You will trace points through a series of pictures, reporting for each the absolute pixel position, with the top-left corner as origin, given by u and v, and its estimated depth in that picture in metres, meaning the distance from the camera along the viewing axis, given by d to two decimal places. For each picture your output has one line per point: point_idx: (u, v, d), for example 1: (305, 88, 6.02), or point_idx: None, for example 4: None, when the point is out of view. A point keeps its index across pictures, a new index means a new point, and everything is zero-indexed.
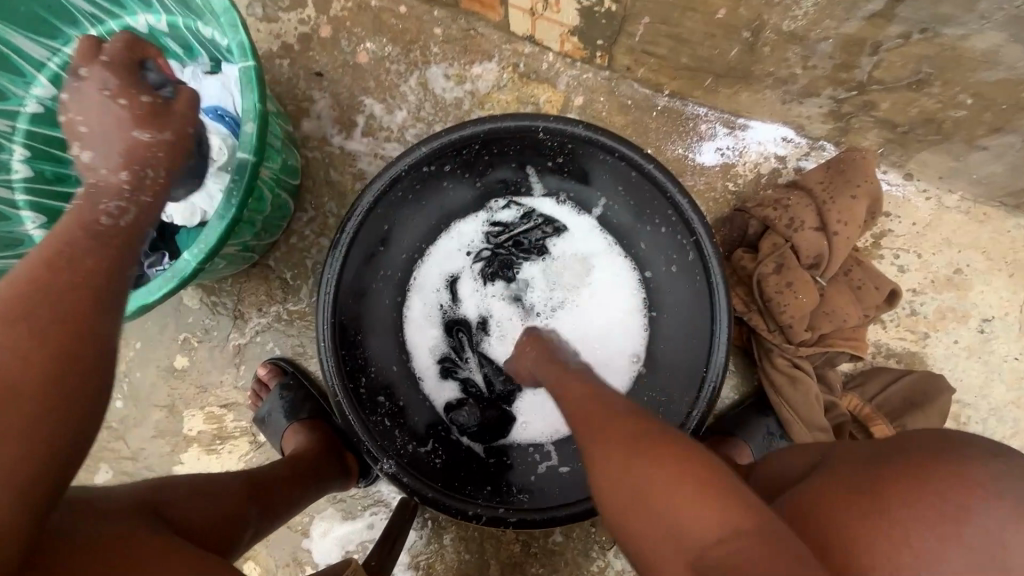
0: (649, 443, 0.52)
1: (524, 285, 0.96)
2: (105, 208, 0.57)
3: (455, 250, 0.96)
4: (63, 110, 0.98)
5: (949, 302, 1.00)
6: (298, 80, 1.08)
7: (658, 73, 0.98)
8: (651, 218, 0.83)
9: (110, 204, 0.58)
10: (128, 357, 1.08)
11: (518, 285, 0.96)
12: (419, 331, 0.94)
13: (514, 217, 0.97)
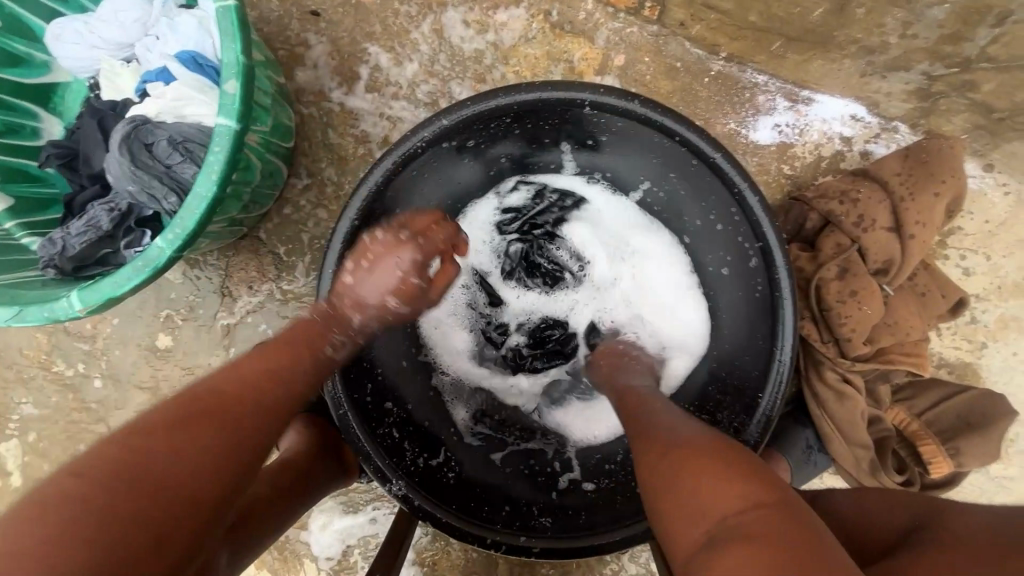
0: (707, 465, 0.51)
1: (557, 266, 0.86)
2: (331, 339, 0.63)
3: (471, 238, 0.84)
4: (11, 46, 0.84)
5: (1014, 311, 0.90)
6: (289, 20, 0.91)
7: (718, 31, 0.83)
8: (708, 205, 0.71)
9: (335, 337, 0.63)
10: (105, 333, 0.98)
11: (549, 268, 0.86)
12: (437, 330, 0.83)
13: (524, 198, 0.84)
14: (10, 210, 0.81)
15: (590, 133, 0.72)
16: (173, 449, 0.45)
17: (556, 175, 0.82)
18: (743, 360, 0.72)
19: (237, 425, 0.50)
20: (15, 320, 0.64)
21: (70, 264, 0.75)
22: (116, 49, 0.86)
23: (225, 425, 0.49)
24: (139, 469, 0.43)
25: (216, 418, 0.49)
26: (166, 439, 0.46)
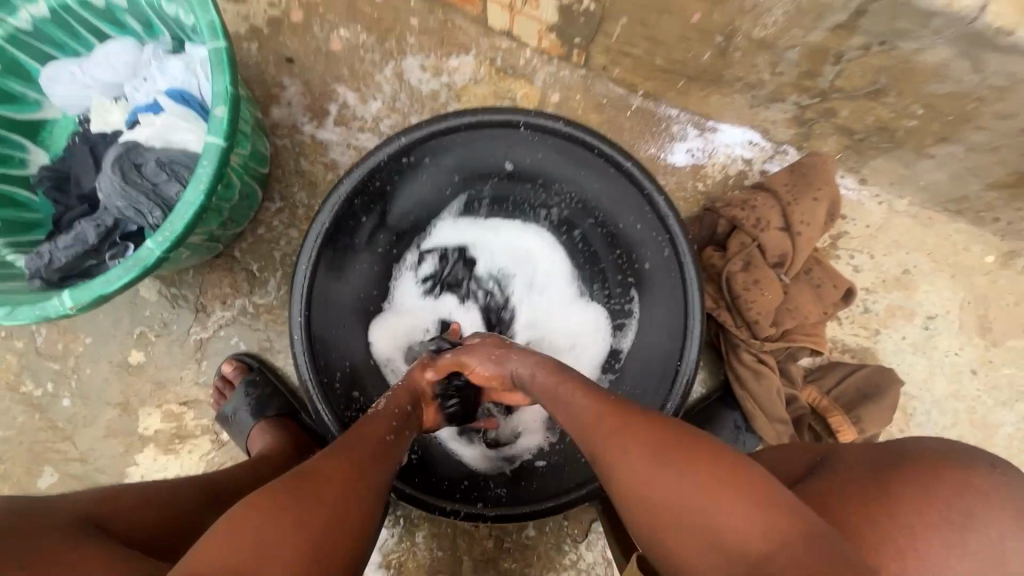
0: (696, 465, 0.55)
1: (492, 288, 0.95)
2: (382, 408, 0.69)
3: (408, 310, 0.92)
4: (6, 84, 0.92)
5: (897, 301, 1.06)
6: (266, 65, 1.04)
7: (634, 74, 1.00)
8: (624, 209, 0.85)
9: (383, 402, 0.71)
10: (77, 352, 1.02)
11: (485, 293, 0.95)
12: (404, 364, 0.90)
13: (433, 265, 0.94)
14: None
15: (519, 157, 0.85)
16: (320, 486, 0.53)
17: (476, 212, 0.93)
18: (666, 339, 0.84)
19: (369, 470, 0.58)
20: (7, 318, 0.70)
21: (56, 275, 0.82)
22: (106, 88, 0.96)
23: (361, 471, 0.57)
24: (311, 504, 0.51)
25: (354, 465, 0.57)
26: (325, 478, 0.54)
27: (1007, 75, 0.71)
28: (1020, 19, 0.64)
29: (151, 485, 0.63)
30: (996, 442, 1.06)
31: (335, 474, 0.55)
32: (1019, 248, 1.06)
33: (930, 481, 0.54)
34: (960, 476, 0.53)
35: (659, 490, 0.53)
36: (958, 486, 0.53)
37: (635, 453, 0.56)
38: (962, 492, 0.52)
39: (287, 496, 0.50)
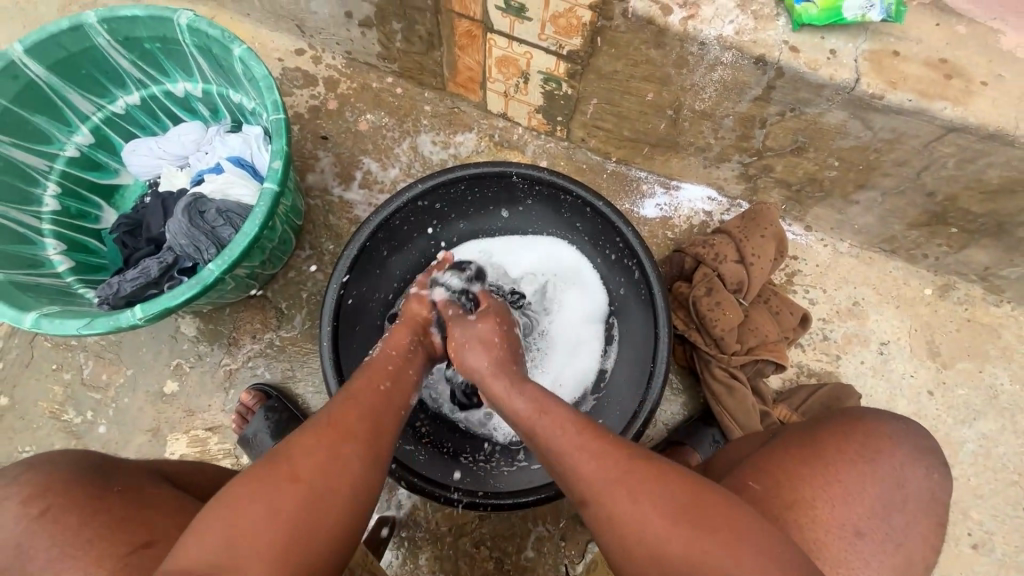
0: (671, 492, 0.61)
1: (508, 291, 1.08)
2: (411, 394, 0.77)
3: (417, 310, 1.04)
4: (96, 156, 1.13)
5: (853, 329, 1.19)
6: (305, 142, 1.27)
7: (607, 144, 1.22)
8: (604, 245, 1.02)
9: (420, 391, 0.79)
10: (117, 382, 1.13)
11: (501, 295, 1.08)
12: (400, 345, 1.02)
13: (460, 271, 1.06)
14: (73, 269, 1.05)
15: (517, 201, 1.05)
16: (291, 451, 0.61)
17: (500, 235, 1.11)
18: (637, 356, 0.98)
19: (351, 424, 0.65)
20: (87, 328, 0.85)
21: (121, 301, 0.98)
22: (174, 160, 1.14)
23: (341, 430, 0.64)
24: (282, 470, 0.59)
25: (333, 426, 0.64)
26: (295, 445, 0.62)
27: (891, 130, 0.92)
28: (885, 87, 0.86)
29: (196, 464, 0.86)
30: (961, 459, 1.14)
31: (309, 437, 0.62)
32: (953, 281, 1.21)
33: (856, 429, 0.73)
34: (880, 435, 0.73)
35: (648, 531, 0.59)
36: (880, 442, 0.72)
37: (618, 473, 0.63)
38: (884, 444, 0.72)
39: (263, 467, 0.60)
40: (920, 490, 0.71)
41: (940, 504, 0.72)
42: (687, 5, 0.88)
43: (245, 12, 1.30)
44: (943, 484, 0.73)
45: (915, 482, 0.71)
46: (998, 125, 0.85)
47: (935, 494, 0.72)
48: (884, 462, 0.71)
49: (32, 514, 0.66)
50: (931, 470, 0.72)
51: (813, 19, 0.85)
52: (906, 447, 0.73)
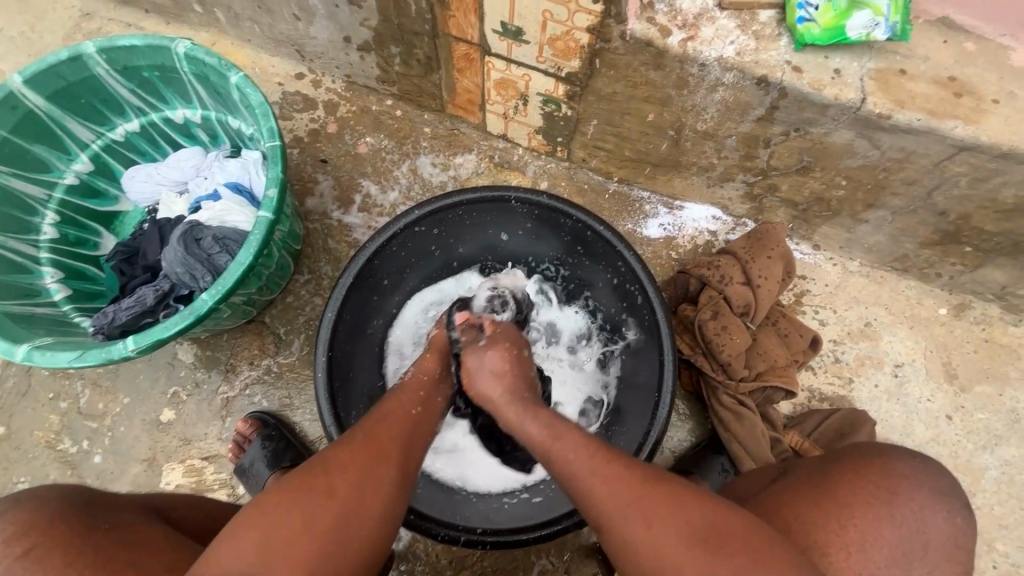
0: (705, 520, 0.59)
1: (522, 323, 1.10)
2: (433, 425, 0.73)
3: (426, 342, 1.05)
4: (95, 183, 1.13)
5: (865, 351, 1.15)
6: (305, 166, 1.26)
7: (608, 164, 1.20)
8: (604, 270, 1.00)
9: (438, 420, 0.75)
10: (114, 411, 1.12)
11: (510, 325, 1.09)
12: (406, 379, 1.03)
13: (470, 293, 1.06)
14: (69, 297, 1.05)
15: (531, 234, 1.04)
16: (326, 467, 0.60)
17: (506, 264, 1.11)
18: (636, 402, 0.95)
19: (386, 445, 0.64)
20: (77, 360, 0.84)
21: (116, 331, 0.97)
22: (173, 186, 1.13)
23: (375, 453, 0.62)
24: (318, 485, 0.58)
25: (365, 445, 0.63)
26: (334, 461, 0.60)
27: (900, 149, 0.89)
28: (893, 106, 0.83)
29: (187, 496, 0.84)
30: (984, 487, 1.09)
31: (346, 454, 0.61)
32: (968, 300, 1.17)
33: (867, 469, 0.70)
34: (900, 476, 0.69)
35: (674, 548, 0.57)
36: (899, 484, 0.69)
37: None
38: (903, 487, 0.68)
39: (299, 477, 0.59)
40: (942, 536, 0.67)
41: (963, 552, 0.67)
42: (687, 27, 0.86)
43: (246, 38, 1.31)
44: (968, 528, 0.68)
45: (936, 526, 0.67)
46: (1012, 144, 0.82)
47: (957, 540, 0.67)
48: (901, 506, 0.67)
49: (14, 555, 0.63)
50: (954, 515, 0.68)
51: (816, 39, 0.83)
52: (929, 487, 0.69)
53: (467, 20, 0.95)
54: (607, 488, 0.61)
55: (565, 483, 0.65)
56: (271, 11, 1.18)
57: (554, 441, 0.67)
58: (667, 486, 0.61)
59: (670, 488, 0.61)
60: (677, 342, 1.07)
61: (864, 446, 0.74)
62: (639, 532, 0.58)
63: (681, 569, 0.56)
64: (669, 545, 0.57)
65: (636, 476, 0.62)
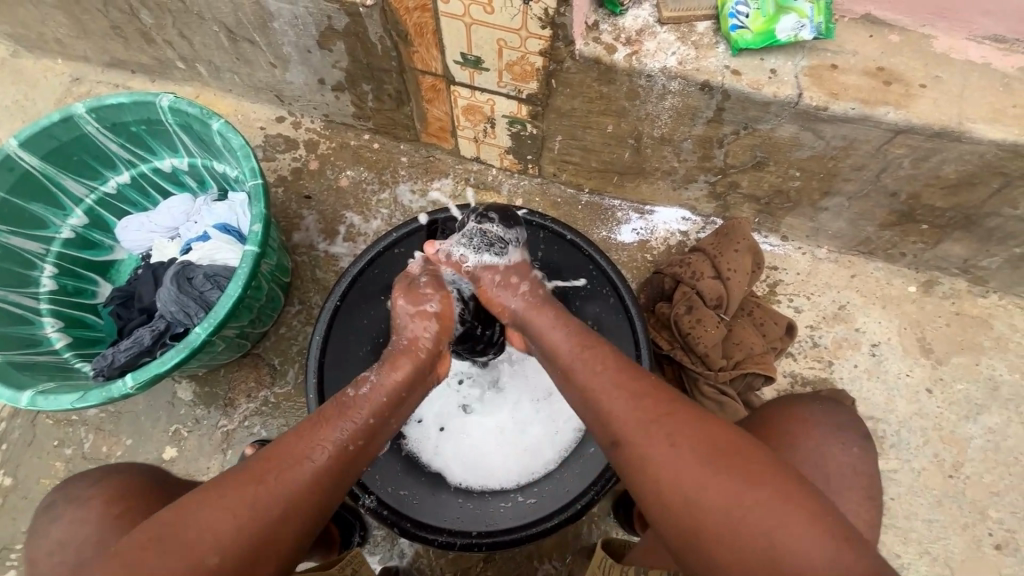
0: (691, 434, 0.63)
1: None
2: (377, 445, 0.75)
3: None
4: (90, 235, 1.18)
5: (842, 333, 1.19)
6: (290, 203, 1.32)
7: (577, 176, 1.26)
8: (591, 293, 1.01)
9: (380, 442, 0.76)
10: (117, 453, 1.15)
11: None
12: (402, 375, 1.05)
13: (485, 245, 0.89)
14: (70, 344, 1.09)
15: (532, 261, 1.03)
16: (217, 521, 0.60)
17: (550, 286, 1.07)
18: None
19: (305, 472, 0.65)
20: (79, 402, 0.87)
21: (116, 372, 1.01)
22: (166, 231, 1.18)
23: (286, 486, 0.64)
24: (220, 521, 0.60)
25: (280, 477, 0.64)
26: (244, 488, 0.62)
27: (842, 138, 0.95)
28: (828, 98, 0.89)
29: None
30: (971, 456, 1.11)
31: (257, 479, 0.63)
32: (936, 276, 1.21)
33: (766, 427, 0.85)
34: (798, 422, 0.83)
35: (658, 453, 0.62)
36: (799, 430, 0.83)
37: (759, 503, 0.57)
38: (800, 431, 0.83)
39: (211, 502, 0.62)
40: (841, 466, 0.81)
41: (865, 476, 0.81)
42: (631, 43, 0.93)
43: (228, 88, 1.39)
44: (866, 454, 0.83)
45: (834, 459, 0.81)
46: (942, 124, 0.88)
47: (857, 469, 0.81)
48: (802, 446, 0.82)
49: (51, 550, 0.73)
50: (849, 446, 0.82)
51: (749, 44, 0.89)
52: (826, 424, 0.84)
53: (430, 53, 1.02)
54: (626, 410, 0.67)
55: (605, 421, 0.68)
56: (249, 61, 1.26)
57: (581, 354, 0.75)
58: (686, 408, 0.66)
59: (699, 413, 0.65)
60: (656, 339, 1.11)
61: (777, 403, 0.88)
62: (659, 448, 0.63)
63: (696, 488, 0.59)
64: (685, 461, 0.61)
65: (657, 399, 0.67)
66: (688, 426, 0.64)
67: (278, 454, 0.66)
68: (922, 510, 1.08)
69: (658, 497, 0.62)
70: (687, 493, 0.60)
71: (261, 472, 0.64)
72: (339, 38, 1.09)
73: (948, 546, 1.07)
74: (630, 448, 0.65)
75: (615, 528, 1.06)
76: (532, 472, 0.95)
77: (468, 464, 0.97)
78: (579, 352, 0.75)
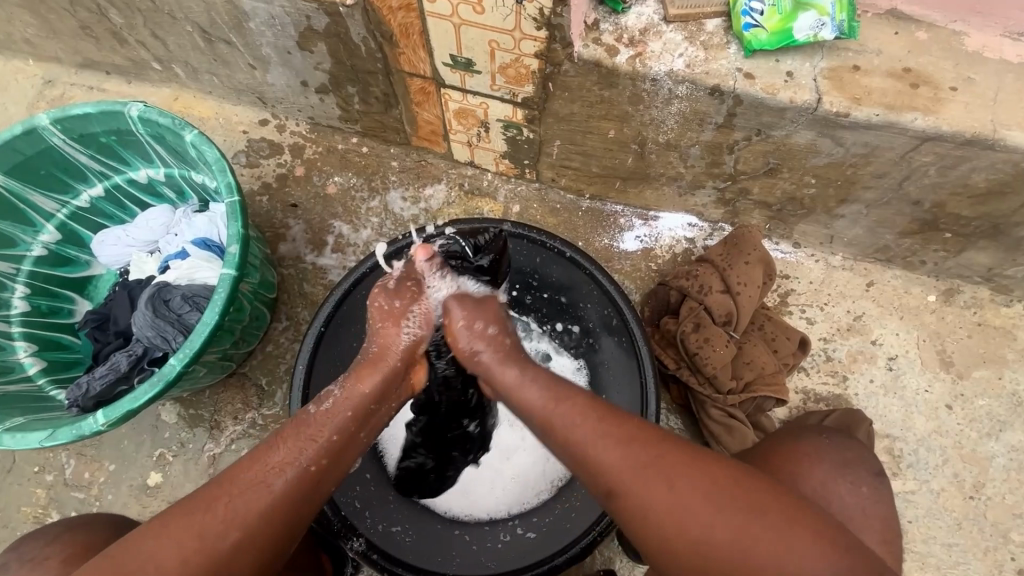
0: (699, 475, 0.58)
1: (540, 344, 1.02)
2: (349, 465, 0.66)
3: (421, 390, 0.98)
4: (64, 251, 1.12)
5: (857, 346, 1.13)
6: (275, 212, 1.25)
7: (577, 181, 1.19)
8: (591, 309, 0.96)
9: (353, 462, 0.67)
10: (100, 480, 1.10)
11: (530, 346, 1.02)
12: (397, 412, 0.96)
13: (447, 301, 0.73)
14: (44, 369, 1.04)
15: (527, 272, 0.99)
16: (164, 540, 0.58)
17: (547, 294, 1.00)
18: None
19: (255, 501, 0.60)
20: (49, 440, 0.83)
21: (91, 401, 0.96)
22: (143, 246, 1.11)
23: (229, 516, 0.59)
24: (160, 547, 0.58)
25: (222, 507, 0.59)
26: (189, 515, 0.59)
27: (863, 145, 0.88)
28: (849, 104, 0.82)
29: None
30: (993, 476, 1.06)
31: (205, 501, 0.59)
32: (957, 284, 1.15)
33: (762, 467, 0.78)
34: (800, 458, 0.77)
35: (662, 504, 0.57)
36: (801, 466, 0.77)
37: (771, 538, 0.55)
38: (803, 467, 0.76)
39: (160, 525, 0.59)
40: (848, 507, 0.75)
41: (876, 519, 0.75)
42: (634, 44, 0.86)
43: (207, 90, 1.31)
44: (876, 494, 0.76)
45: (840, 500, 0.75)
46: (975, 131, 0.81)
47: (868, 510, 0.75)
48: (805, 485, 0.75)
49: None
50: (857, 484, 0.76)
51: (763, 44, 0.82)
52: (833, 458, 0.78)
53: (417, 55, 0.95)
54: (622, 460, 0.59)
55: (592, 471, 0.60)
56: (227, 63, 1.19)
57: (557, 406, 0.63)
58: (677, 441, 0.61)
59: (694, 450, 0.60)
60: (661, 358, 1.05)
61: (777, 435, 0.82)
62: (658, 496, 0.58)
63: (705, 529, 0.56)
64: (690, 504, 0.57)
65: (647, 440, 0.61)
66: (685, 456, 0.60)
67: (236, 475, 0.61)
68: (941, 533, 1.04)
69: (668, 551, 0.58)
70: (704, 545, 0.56)
71: (211, 495, 0.60)
72: (320, 39, 1.02)
73: (968, 571, 1.02)
74: (625, 498, 0.59)
75: (619, 555, 1.02)
76: (524, 501, 0.91)
77: (461, 493, 0.92)
78: (552, 406, 0.63)
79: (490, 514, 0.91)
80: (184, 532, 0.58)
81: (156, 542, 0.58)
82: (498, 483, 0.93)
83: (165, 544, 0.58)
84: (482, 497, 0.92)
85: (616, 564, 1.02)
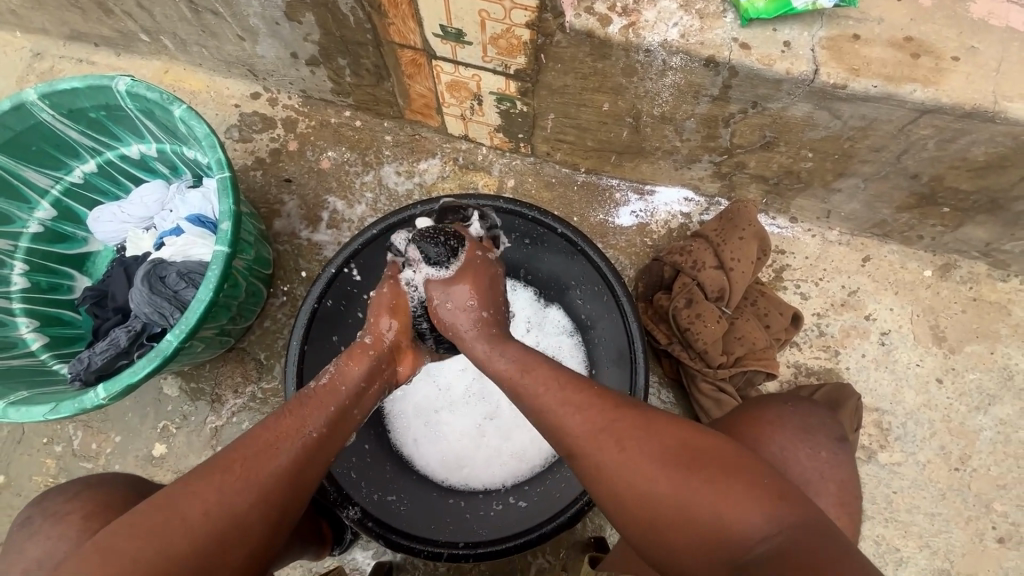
0: (655, 436, 0.60)
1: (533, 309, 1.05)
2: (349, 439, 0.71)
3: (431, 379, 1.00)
4: (61, 228, 1.13)
5: (851, 321, 1.13)
6: (270, 187, 1.25)
7: (573, 155, 1.17)
8: (580, 282, 0.98)
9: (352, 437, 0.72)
10: (107, 450, 1.14)
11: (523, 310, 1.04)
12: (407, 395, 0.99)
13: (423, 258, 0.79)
14: (47, 344, 1.06)
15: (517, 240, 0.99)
16: (182, 505, 0.58)
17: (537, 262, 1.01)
18: None
19: (273, 463, 0.62)
20: (52, 413, 0.85)
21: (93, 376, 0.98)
22: (139, 222, 1.12)
23: (247, 478, 0.61)
24: (181, 512, 0.57)
25: (243, 471, 0.61)
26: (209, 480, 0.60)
27: (861, 117, 0.86)
28: (847, 75, 0.80)
29: None
30: (980, 448, 1.08)
31: (224, 470, 0.60)
32: (954, 260, 1.14)
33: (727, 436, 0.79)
34: (764, 425, 0.79)
35: (611, 460, 0.60)
36: (764, 433, 0.78)
37: (715, 491, 0.55)
38: (767, 434, 0.78)
39: (179, 493, 0.59)
40: (806, 472, 0.76)
41: (835, 484, 0.77)
42: (627, 13, 0.83)
43: (198, 62, 1.29)
44: (837, 460, 0.78)
45: (799, 464, 0.77)
46: (975, 103, 0.79)
47: (825, 474, 0.77)
48: (766, 450, 0.77)
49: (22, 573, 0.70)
50: (816, 449, 0.78)
51: (760, 13, 0.80)
52: (795, 424, 0.79)
53: (406, 25, 0.93)
54: (579, 422, 0.62)
55: (551, 431, 0.64)
56: (215, 34, 1.17)
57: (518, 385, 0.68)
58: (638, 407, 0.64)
59: (645, 411, 0.63)
60: (654, 333, 1.06)
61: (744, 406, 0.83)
62: (612, 454, 0.60)
63: (650, 484, 0.57)
64: (638, 460, 0.59)
65: (605, 404, 0.63)
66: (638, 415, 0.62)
67: (251, 445, 0.63)
68: (925, 503, 1.06)
69: (619, 505, 0.59)
70: (651, 500, 0.57)
71: (231, 461, 0.61)
72: (308, 10, 1.00)
73: (950, 539, 1.05)
74: (585, 454, 0.61)
75: (609, 523, 1.06)
76: (519, 472, 0.94)
77: (459, 464, 0.96)
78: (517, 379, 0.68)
79: (485, 484, 0.94)
80: (207, 495, 0.59)
81: (175, 508, 0.58)
82: (494, 454, 0.96)
83: (187, 508, 0.58)
84: (477, 469, 0.95)
85: (606, 531, 1.06)
